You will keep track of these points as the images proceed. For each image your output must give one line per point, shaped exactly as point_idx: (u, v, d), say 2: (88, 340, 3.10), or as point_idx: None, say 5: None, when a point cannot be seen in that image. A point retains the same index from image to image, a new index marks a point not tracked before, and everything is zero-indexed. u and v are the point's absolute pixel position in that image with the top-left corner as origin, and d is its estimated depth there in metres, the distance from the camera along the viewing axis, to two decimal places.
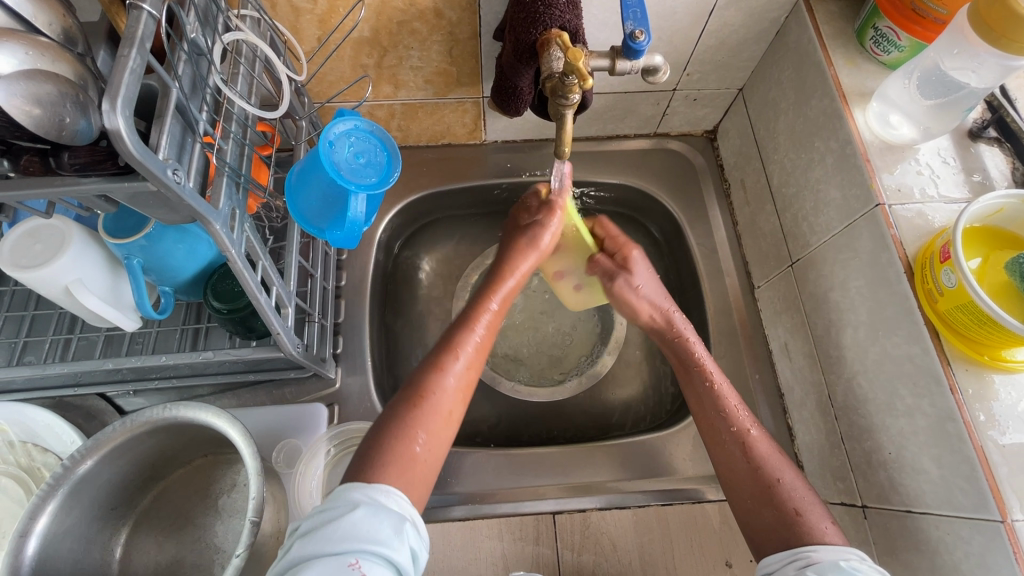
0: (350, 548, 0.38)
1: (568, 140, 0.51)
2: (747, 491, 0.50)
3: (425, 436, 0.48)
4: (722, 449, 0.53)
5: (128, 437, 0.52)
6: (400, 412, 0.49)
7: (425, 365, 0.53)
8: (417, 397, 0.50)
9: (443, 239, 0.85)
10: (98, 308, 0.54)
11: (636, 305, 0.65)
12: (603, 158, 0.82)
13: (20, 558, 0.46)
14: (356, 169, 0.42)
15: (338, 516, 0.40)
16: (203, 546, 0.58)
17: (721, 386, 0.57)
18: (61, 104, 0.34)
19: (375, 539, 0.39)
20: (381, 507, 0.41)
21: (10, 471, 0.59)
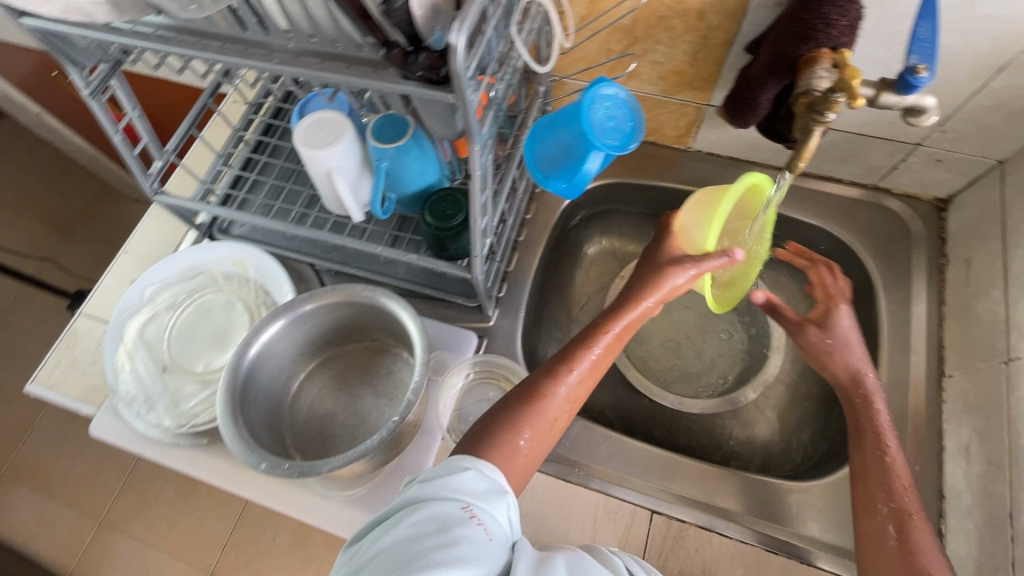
0: (468, 499, 0.44)
1: (805, 157, 0.52)
2: (887, 567, 0.51)
3: (530, 432, 0.52)
4: (872, 522, 0.54)
5: (335, 299, 0.63)
6: (511, 406, 0.53)
7: (544, 368, 0.56)
8: (528, 397, 0.54)
9: (615, 229, 0.88)
10: (344, 194, 0.66)
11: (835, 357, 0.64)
12: (807, 196, 0.78)
13: (243, 357, 0.59)
14: (606, 130, 0.47)
15: (450, 472, 0.46)
16: (353, 411, 0.68)
17: (895, 460, 0.57)
18: (434, 18, 0.44)
19: (483, 498, 0.45)
20: (487, 475, 0.47)
21: (241, 300, 0.73)
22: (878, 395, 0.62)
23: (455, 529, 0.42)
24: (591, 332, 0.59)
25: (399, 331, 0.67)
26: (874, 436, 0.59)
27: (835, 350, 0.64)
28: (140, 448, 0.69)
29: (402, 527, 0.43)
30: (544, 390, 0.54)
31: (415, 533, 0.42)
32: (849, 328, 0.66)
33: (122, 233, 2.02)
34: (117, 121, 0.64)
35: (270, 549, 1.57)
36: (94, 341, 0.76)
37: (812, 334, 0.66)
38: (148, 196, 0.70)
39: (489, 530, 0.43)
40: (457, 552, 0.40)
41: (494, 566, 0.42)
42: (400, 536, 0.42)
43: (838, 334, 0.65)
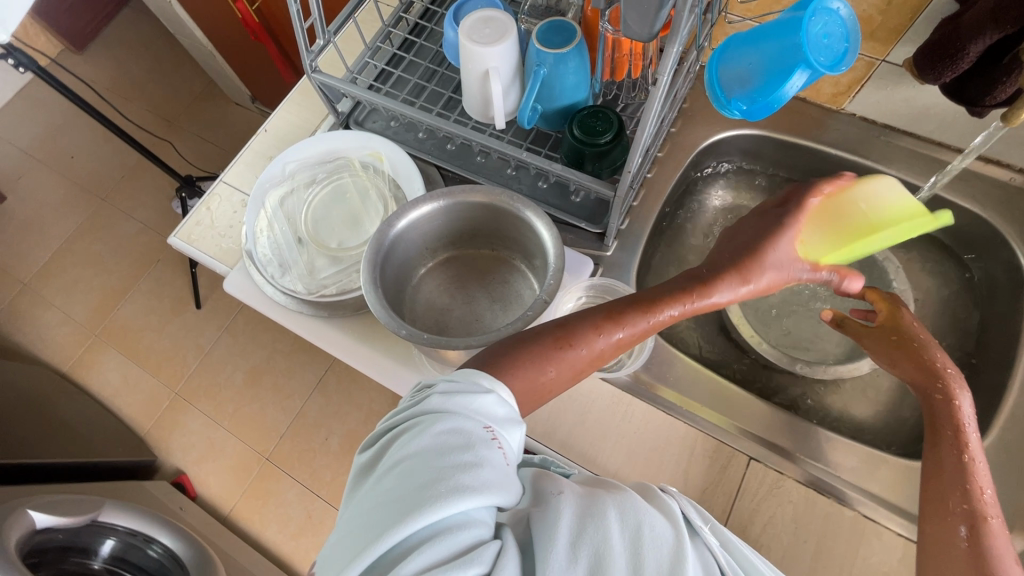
0: (488, 422, 0.43)
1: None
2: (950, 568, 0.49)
3: (553, 371, 0.50)
4: (942, 524, 0.52)
5: (474, 197, 0.64)
6: (542, 344, 0.51)
7: (587, 313, 0.54)
8: (562, 337, 0.52)
9: (741, 186, 0.85)
10: (497, 97, 0.67)
11: (911, 355, 0.61)
12: (965, 178, 0.73)
13: (393, 225, 0.62)
14: (819, 47, 0.45)
15: (471, 391, 0.44)
16: (467, 313, 0.70)
17: (975, 460, 0.54)
18: None
19: (501, 424, 0.44)
20: (506, 402, 0.45)
21: (377, 191, 0.75)
22: (962, 392, 0.58)
23: (480, 449, 0.40)
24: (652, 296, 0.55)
25: (525, 243, 0.67)
26: (953, 437, 0.56)
27: (909, 349, 0.61)
28: (265, 310, 0.73)
29: (423, 439, 0.40)
30: (576, 337, 0.52)
31: (438, 446, 0.40)
32: (913, 320, 0.64)
33: (223, 133, 2.12)
34: None
35: (324, 448, 1.67)
36: (230, 208, 0.81)
37: (875, 339, 0.64)
38: (305, 73, 0.73)
39: (508, 455, 0.42)
40: (483, 472, 0.39)
41: (513, 492, 0.41)
42: (423, 447, 0.39)
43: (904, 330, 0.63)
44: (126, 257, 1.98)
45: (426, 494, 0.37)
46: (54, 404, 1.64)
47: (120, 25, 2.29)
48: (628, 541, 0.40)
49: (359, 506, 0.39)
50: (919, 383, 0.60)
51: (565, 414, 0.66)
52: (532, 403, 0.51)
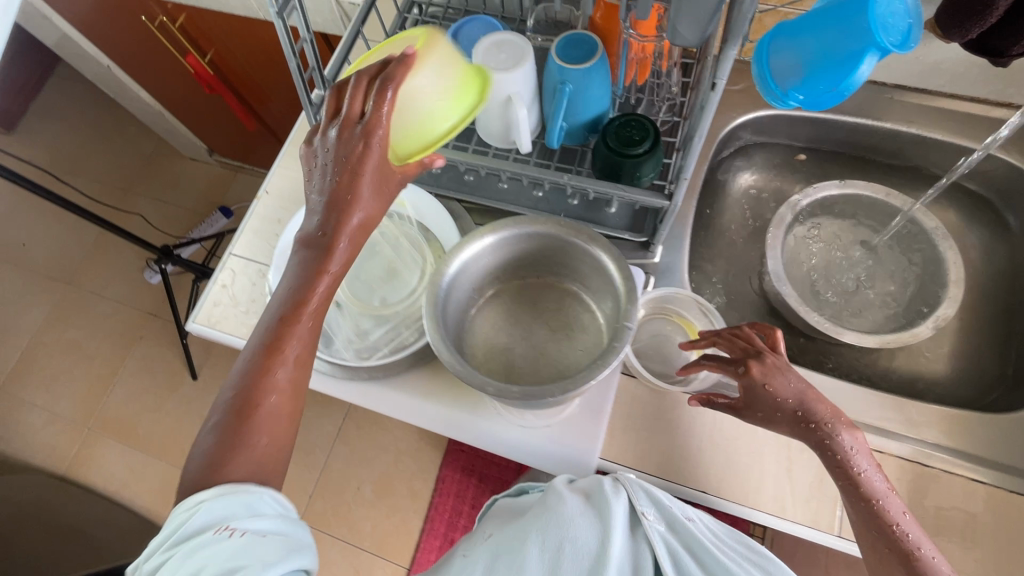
0: (217, 529, 0.42)
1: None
2: None
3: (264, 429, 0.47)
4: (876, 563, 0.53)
5: (521, 228, 0.62)
6: (227, 426, 0.47)
7: (252, 367, 0.48)
8: (248, 408, 0.47)
9: (761, 166, 0.85)
10: (522, 122, 0.63)
11: (778, 422, 0.56)
12: (982, 125, 0.74)
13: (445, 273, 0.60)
14: (886, 24, 0.44)
15: (179, 522, 0.43)
16: (529, 347, 0.67)
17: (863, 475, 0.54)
18: None
19: (237, 510, 0.44)
20: (221, 498, 0.44)
21: (407, 237, 0.71)
22: (842, 433, 0.55)
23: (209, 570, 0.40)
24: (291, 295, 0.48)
25: (577, 268, 0.65)
26: (865, 498, 0.53)
27: (772, 411, 0.56)
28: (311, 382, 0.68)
29: None
30: (256, 395, 0.47)
31: None
32: (790, 387, 0.55)
33: (183, 192, 2.01)
34: (294, 43, 0.61)
35: (357, 499, 1.61)
36: (247, 281, 0.75)
37: (750, 417, 0.57)
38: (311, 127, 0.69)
39: (261, 530, 0.43)
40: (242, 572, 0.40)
41: (299, 548, 0.44)
42: None
43: (767, 394, 0.55)
44: (105, 340, 1.86)
45: None
46: (60, 511, 1.52)
47: (47, 96, 2.14)
48: (550, 560, 0.53)
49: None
50: (804, 432, 0.55)
51: (653, 435, 0.64)
52: (291, 420, 0.50)
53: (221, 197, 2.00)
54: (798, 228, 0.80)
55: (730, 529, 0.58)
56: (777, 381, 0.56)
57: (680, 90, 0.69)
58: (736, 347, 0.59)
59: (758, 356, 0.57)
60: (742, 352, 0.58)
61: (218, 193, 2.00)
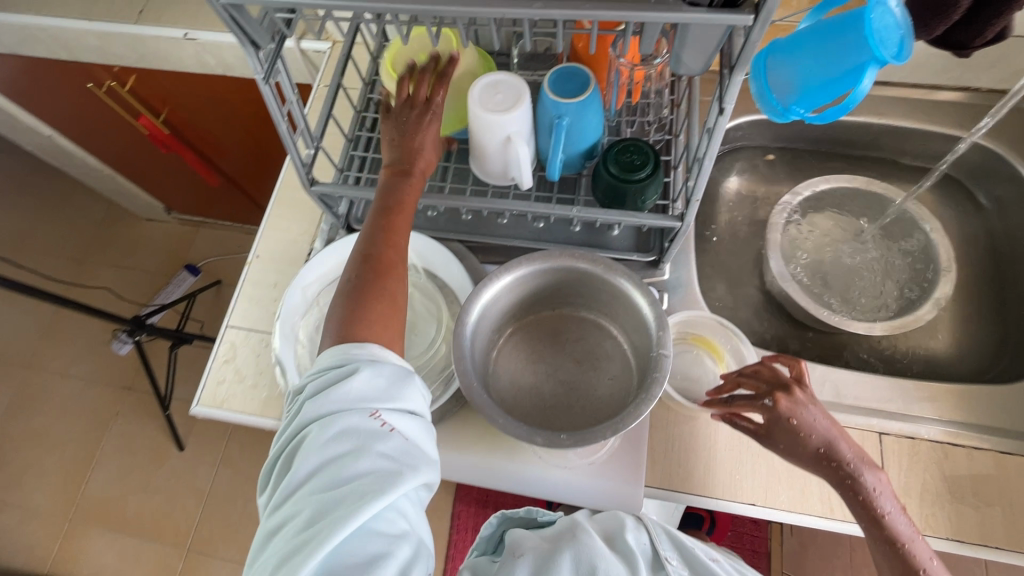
0: (371, 405, 0.45)
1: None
2: None
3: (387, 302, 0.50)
4: None
5: (538, 263, 0.61)
6: (367, 285, 0.50)
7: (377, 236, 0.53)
8: (383, 271, 0.51)
9: (747, 169, 0.86)
10: (523, 159, 0.63)
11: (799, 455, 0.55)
12: (946, 109, 0.78)
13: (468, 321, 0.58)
14: (884, 37, 0.45)
15: (337, 384, 0.45)
16: (558, 381, 0.66)
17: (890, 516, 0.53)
18: None
19: (387, 395, 0.45)
20: (379, 374, 0.46)
21: (418, 288, 0.69)
22: (868, 471, 0.54)
23: (368, 447, 0.43)
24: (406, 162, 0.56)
25: (597, 296, 0.64)
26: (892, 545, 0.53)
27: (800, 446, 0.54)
28: None
29: (318, 452, 0.43)
30: (388, 263, 0.52)
31: (332, 456, 0.43)
32: (819, 418, 0.55)
33: (144, 255, 1.92)
34: (281, 105, 0.59)
35: None
36: (252, 351, 0.72)
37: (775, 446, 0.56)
38: (304, 188, 0.66)
39: (405, 432, 0.46)
40: (382, 467, 0.43)
41: (426, 463, 0.46)
42: (322, 461, 0.43)
43: (793, 429, 0.55)
44: (77, 422, 1.74)
45: (337, 513, 0.41)
46: None
47: None
48: None
49: (266, 542, 0.43)
50: (832, 472, 0.54)
51: (694, 453, 0.64)
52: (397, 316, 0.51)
53: (185, 255, 1.91)
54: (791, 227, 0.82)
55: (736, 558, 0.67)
56: (803, 416, 0.55)
57: (669, 109, 0.70)
58: (761, 381, 0.57)
59: (787, 389, 0.56)
60: (768, 385, 0.57)
61: (182, 251, 1.92)
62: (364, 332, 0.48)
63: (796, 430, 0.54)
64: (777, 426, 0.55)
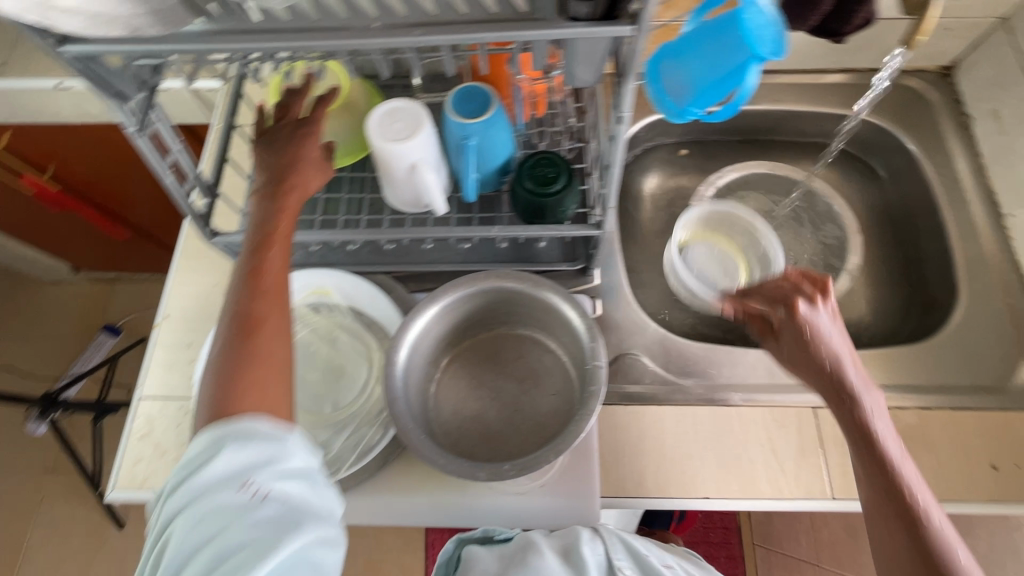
0: (244, 480, 0.41)
1: (925, 31, 0.50)
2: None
3: (260, 359, 0.46)
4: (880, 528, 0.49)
5: (463, 290, 0.59)
6: (233, 345, 0.46)
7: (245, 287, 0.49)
8: (250, 326, 0.47)
9: (664, 166, 0.88)
10: (434, 185, 0.61)
11: (800, 365, 0.54)
12: (834, 91, 0.83)
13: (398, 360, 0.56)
14: (760, 36, 0.46)
15: (204, 464, 0.42)
16: (502, 404, 0.64)
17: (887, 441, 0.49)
18: None
19: (261, 465, 0.42)
20: (248, 442, 0.42)
21: (345, 327, 0.66)
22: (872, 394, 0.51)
23: (242, 529, 0.40)
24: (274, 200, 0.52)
25: (530, 313, 0.63)
26: (883, 469, 0.48)
27: (808, 350, 0.53)
28: None
29: (189, 546, 0.40)
30: (256, 312, 0.48)
31: (204, 549, 0.40)
32: (832, 329, 0.53)
33: (53, 323, 1.75)
34: (164, 157, 0.54)
35: None
36: (170, 423, 0.66)
37: (780, 349, 0.56)
38: (206, 240, 0.62)
39: (287, 497, 0.42)
40: (259, 548, 0.39)
41: (320, 524, 0.42)
42: (193, 555, 0.40)
43: (801, 334, 0.54)
44: None
45: None
46: None
47: None
48: None
49: None
50: (827, 384, 0.52)
51: (646, 456, 0.64)
52: (282, 375, 0.47)
53: (100, 317, 1.76)
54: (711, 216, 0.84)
55: (697, 563, 0.65)
56: (818, 326, 0.53)
57: (576, 117, 0.70)
58: (778, 290, 0.57)
59: (808, 297, 0.55)
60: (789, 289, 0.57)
61: (96, 313, 1.76)
62: (244, 403, 0.44)
63: (807, 336, 0.53)
64: (783, 326, 0.56)
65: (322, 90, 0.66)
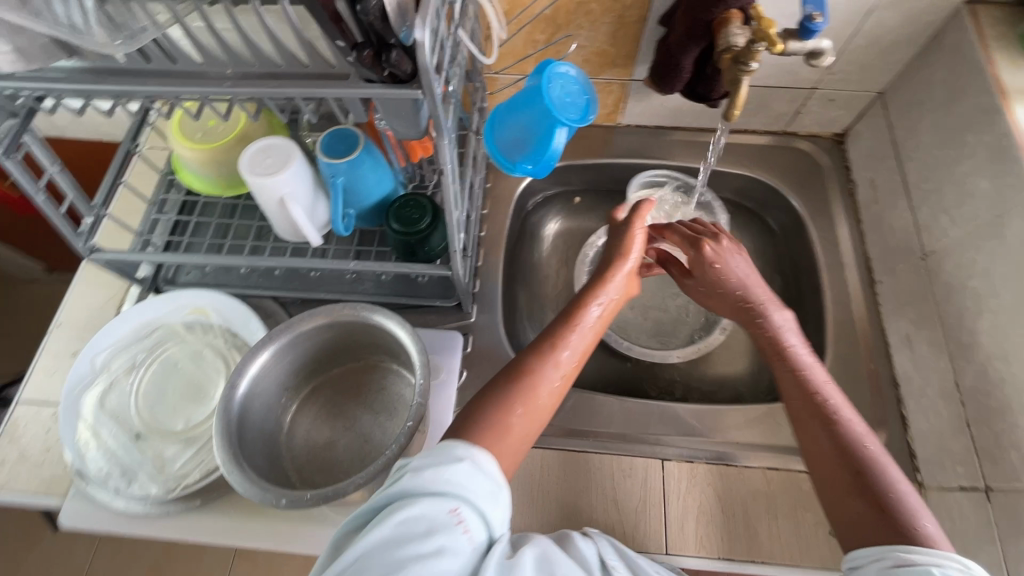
0: (456, 497, 0.44)
1: (739, 105, 0.56)
2: (831, 482, 0.52)
3: (521, 411, 0.52)
4: (808, 437, 0.55)
5: (318, 320, 0.62)
6: (501, 388, 0.53)
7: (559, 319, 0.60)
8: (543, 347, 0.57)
9: (566, 212, 0.92)
10: (301, 218, 0.64)
11: (718, 304, 0.68)
12: (729, 150, 0.86)
13: (236, 385, 0.57)
14: (565, 104, 0.52)
15: (441, 464, 0.45)
16: (356, 435, 0.66)
17: (811, 370, 0.58)
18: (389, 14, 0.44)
19: (477, 499, 0.45)
20: (481, 470, 0.46)
21: (213, 347, 0.69)
22: (777, 315, 0.63)
23: (439, 533, 0.42)
24: (533, 349, 0.57)
25: (389, 346, 0.66)
26: (807, 398, 0.56)
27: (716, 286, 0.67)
28: (118, 528, 0.62)
29: (385, 528, 0.41)
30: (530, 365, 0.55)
31: (400, 534, 0.41)
32: (738, 265, 0.67)
33: None
34: (38, 179, 0.58)
35: None
36: (41, 428, 0.69)
37: (696, 285, 0.69)
38: (83, 256, 0.65)
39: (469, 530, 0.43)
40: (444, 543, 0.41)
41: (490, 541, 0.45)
42: (384, 537, 0.41)
43: (711, 274, 0.67)
44: None
45: None
46: None
47: None
48: None
49: None
50: (743, 315, 0.64)
51: None
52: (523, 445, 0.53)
53: None
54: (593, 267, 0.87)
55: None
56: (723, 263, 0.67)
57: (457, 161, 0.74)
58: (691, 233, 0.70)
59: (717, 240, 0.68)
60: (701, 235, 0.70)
61: None
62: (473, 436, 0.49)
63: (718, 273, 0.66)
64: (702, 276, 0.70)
65: (220, 123, 0.71)
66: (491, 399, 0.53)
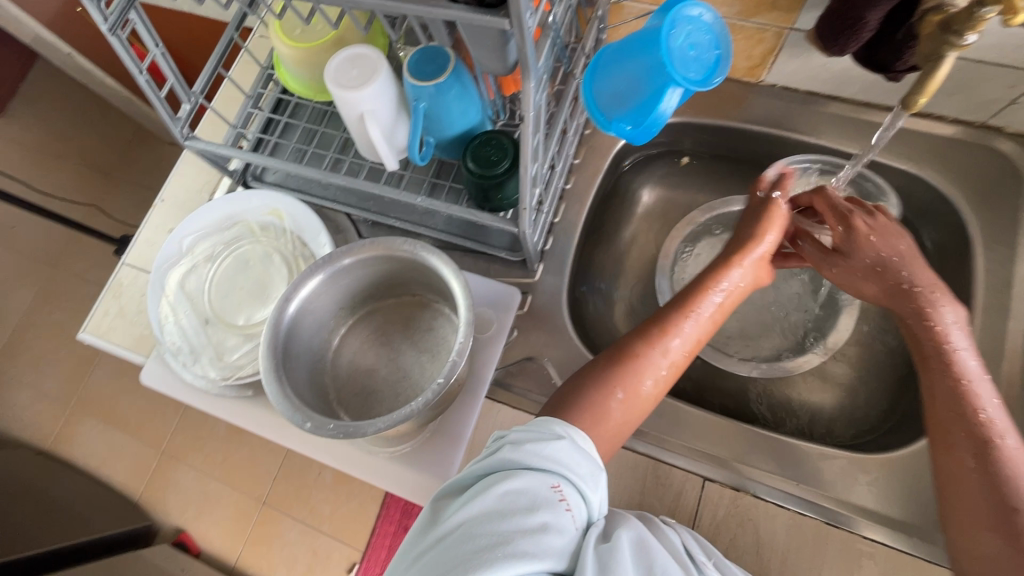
0: (558, 473, 0.43)
1: (927, 92, 0.44)
2: (967, 509, 0.48)
3: (622, 394, 0.50)
4: (947, 455, 0.50)
5: (376, 251, 0.59)
6: (605, 367, 0.51)
7: (673, 303, 0.55)
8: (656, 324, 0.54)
9: (668, 177, 0.81)
10: (378, 140, 0.60)
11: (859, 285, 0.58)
12: (898, 136, 0.68)
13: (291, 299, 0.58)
14: (687, 60, 0.43)
15: (541, 440, 0.44)
16: (397, 367, 0.66)
17: (972, 381, 0.51)
18: None
19: (579, 479, 0.43)
20: (580, 450, 0.45)
21: (282, 253, 0.70)
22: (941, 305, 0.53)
23: (544, 510, 0.40)
24: (663, 314, 0.54)
25: (442, 288, 0.63)
26: (963, 411, 0.50)
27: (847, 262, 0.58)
28: (185, 397, 0.69)
29: (489, 497, 0.41)
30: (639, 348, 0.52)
31: (502, 506, 0.40)
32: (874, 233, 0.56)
33: None
34: (141, 60, 0.59)
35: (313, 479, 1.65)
36: (137, 293, 0.76)
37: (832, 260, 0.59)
38: (179, 141, 0.67)
39: (574, 511, 0.42)
40: (548, 519, 0.40)
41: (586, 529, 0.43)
42: (486, 509, 0.40)
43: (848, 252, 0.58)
44: None
45: (490, 553, 0.37)
46: None
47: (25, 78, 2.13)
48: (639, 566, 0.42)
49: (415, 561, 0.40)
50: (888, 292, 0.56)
51: None
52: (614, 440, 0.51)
53: None
54: (678, 253, 0.77)
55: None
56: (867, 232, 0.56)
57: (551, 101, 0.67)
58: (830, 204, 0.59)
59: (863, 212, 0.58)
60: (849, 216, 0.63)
61: None
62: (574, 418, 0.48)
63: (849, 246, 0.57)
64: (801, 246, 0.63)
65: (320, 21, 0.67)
66: (590, 378, 0.51)
